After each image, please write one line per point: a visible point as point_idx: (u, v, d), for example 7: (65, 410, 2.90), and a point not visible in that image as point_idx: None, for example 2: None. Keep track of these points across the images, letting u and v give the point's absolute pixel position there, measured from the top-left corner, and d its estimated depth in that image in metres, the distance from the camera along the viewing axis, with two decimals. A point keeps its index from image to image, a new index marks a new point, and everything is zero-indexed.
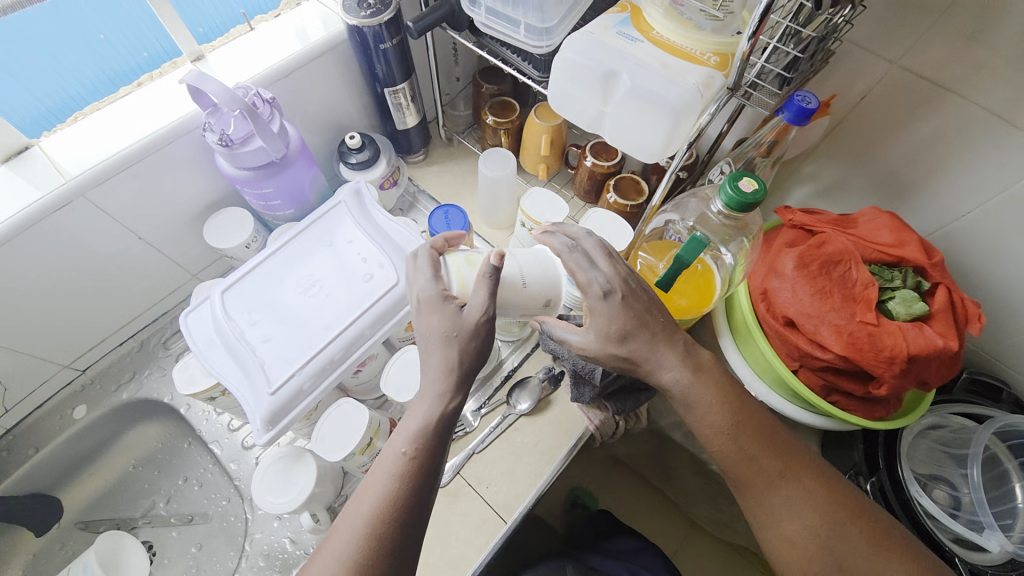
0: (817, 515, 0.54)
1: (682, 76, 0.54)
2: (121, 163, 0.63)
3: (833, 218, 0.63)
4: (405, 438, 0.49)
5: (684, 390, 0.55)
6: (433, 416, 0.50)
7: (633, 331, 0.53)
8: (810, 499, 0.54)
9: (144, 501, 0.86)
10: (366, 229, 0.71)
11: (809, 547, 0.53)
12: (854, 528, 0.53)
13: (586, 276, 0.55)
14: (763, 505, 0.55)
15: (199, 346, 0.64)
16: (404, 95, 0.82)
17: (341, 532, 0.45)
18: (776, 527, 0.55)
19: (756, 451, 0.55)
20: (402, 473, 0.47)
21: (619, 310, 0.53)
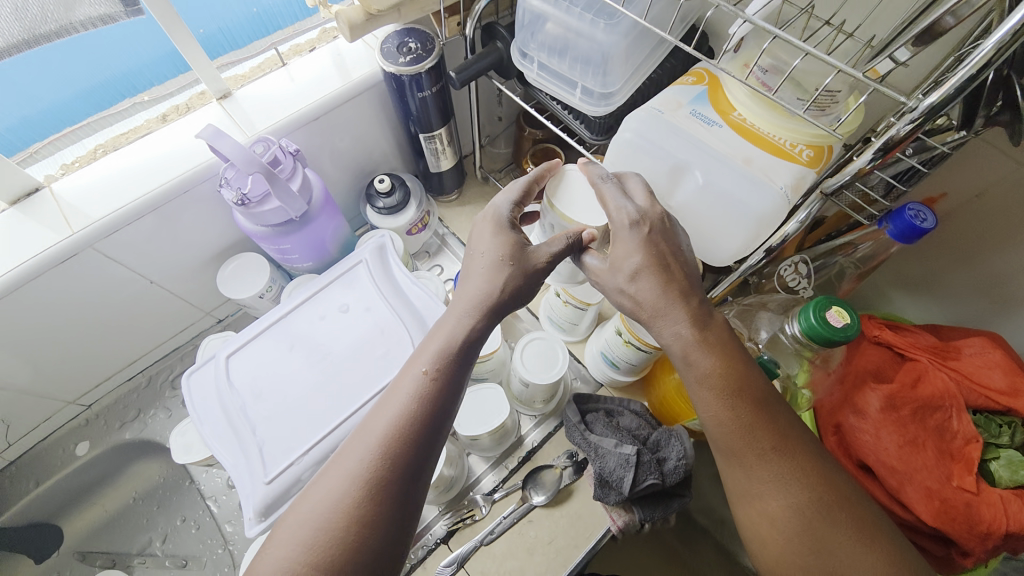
0: (805, 495, 0.43)
1: (768, 177, 0.45)
2: (131, 214, 0.59)
3: (930, 343, 0.53)
4: (427, 359, 0.48)
5: (683, 347, 0.45)
6: (456, 339, 0.49)
7: (656, 279, 0.45)
8: (800, 476, 0.43)
9: (140, 538, 0.83)
10: (386, 292, 0.65)
11: (794, 529, 0.42)
12: (842, 517, 0.42)
13: (616, 206, 0.48)
14: (753, 473, 0.44)
15: (198, 411, 0.59)
16: (441, 140, 0.76)
17: (353, 452, 0.44)
18: (755, 501, 0.44)
19: (752, 418, 0.44)
20: (419, 397, 0.46)
21: (639, 244, 0.46)
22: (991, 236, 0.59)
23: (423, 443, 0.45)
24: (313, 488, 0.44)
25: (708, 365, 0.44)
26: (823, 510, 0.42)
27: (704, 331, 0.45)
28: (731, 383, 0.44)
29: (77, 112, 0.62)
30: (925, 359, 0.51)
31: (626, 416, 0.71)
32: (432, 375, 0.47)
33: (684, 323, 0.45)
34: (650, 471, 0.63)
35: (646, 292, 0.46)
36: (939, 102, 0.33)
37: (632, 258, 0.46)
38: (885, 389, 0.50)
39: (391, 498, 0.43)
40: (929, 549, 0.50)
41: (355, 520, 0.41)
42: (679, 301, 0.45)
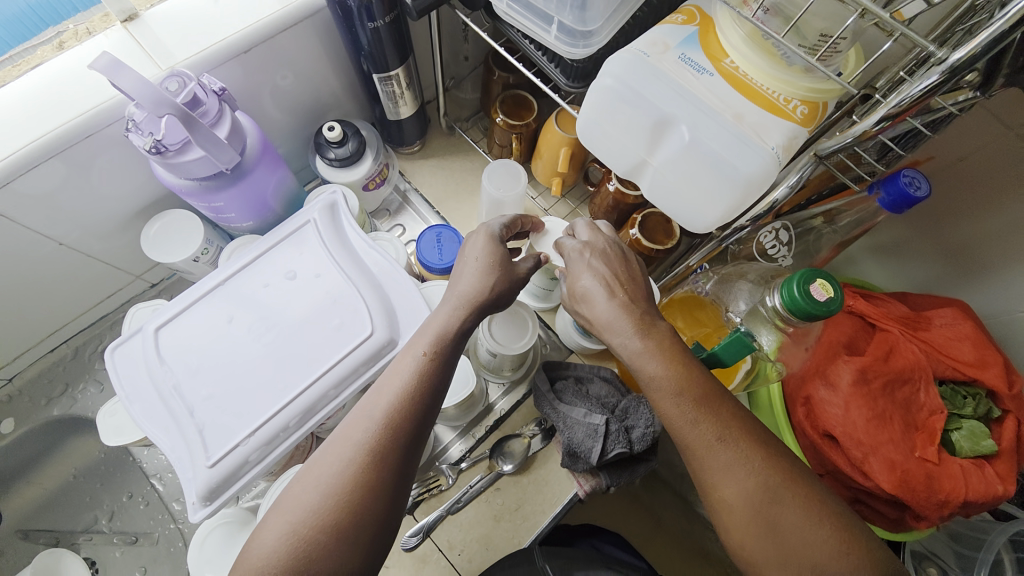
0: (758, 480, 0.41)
1: (760, 136, 0.40)
2: (19, 166, 0.49)
3: (902, 313, 0.53)
4: (427, 340, 0.47)
5: (630, 355, 0.45)
6: (453, 325, 0.48)
7: (603, 295, 0.48)
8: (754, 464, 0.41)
9: (86, 516, 0.78)
10: (336, 256, 0.58)
11: (751, 519, 0.40)
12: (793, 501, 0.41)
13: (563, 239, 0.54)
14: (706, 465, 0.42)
15: (125, 391, 0.53)
16: (399, 82, 0.67)
17: (356, 424, 0.43)
18: (707, 487, 0.42)
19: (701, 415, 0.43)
20: (420, 375, 0.45)
21: (585, 268, 0.50)
22: (968, 202, 0.58)
23: (421, 418, 0.44)
24: (318, 458, 0.43)
25: (653, 369, 0.44)
26: (775, 498, 0.41)
27: (649, 337, 0.45)
28: (682, 382, 0.43)
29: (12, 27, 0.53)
30: (896, 331, 0.51)
31: (596, 384, 0.69)
32: (431, 353, 0.46)
33: (630, 332, 0.45)
34: (618, 441, 0.62)
35: (596, 310, 0.48)
36: (966, 59, 0.32)
37: (583, 280, 0.49)
38: (857, 361, 0.48)
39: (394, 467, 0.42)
40: (882, 510, 0.52)
41: (360, 486, 0.40)
42: (625, 310, 0.46)
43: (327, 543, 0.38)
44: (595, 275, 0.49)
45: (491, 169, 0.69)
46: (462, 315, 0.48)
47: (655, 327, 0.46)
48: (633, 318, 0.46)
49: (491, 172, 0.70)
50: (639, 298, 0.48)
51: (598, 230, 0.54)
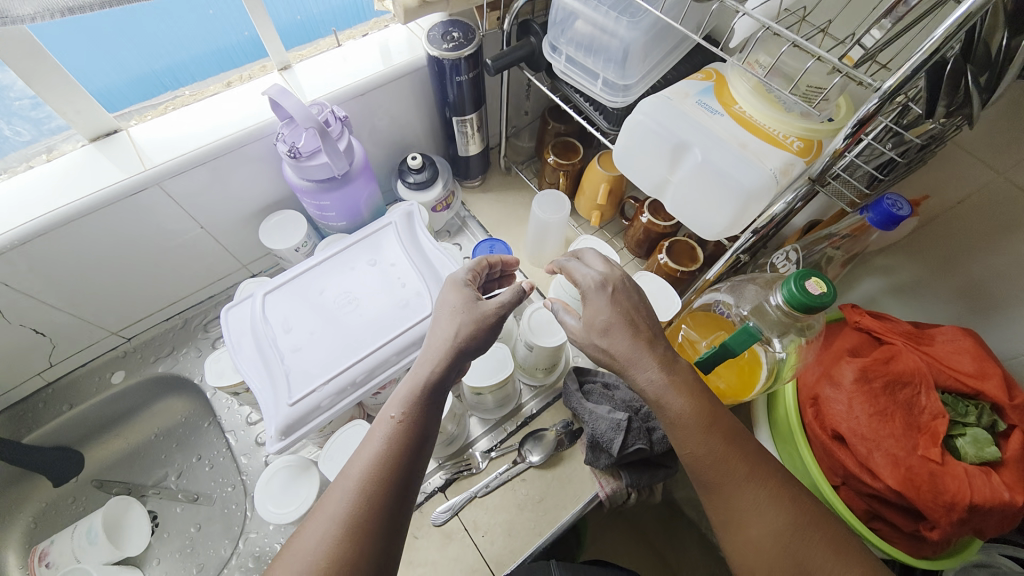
0: (782, 517, 0.47)
1: (760, 159, 0.50)
2: (196, 159, 0.66)
3: (906, 329, 0.58)
4: (395, 404, 0.50)
5: (656, 391, 0.50)
6: (419, 384, 0.51)
7: (627, 332, 0.52)
8: (777, 502, 0.48)
9: (157, 472, 0.88)
10: (410, 252, 0.71)
11: (774, 554, 0.46)
12: (814, 536, 0.47)
13: (581, 273, 0.58)
14: (735, 504, 0.48)
15: (232, 340, 0.66)
16: (472, 124, 0.83)
17: (333, 495, 0.44)
18: (738, 529, 0.48)
19: (727, 454, 0.49)
20: (393, 436, 0.47)
21: (608, 302, 0.54)
22: (971, 242, 0.64)
23: (397, 489, 0.45)
24: (297, 533, 0.43)
25: (680, 407, 0.49)
26: (798, 534, 0.47)
27: (672, 374, 0.51)
28: (709, 421, 0.49)
29: (187, 70, 0.72)
30: (901, 343, 0.56)
31: (622, 390, 0.75)
32: (399, 424, 0.48)
33: (655, 370, 0.50)
34: (639, 438, 0.67)
35: (619, 344, 0.52)
36: (895, 84, 0.40)
37: (603, 314, 0.54)
38: (859, 362, 0.54)
39: (371, 538, 0.42)
40: (898, 522, 0.53)
41: (333, 562, 0.40)
42: (647, 349, 0.51)
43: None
44: (616, 311, 0.54)
45: (541, 197, 0.82)
46: (429, 373, 0.52)
47: (677, 366, 0.51)
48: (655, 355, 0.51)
49: (541, 200, 0.82)
50: (655, 334, 0.53)
51: (612, 265, 0.58)
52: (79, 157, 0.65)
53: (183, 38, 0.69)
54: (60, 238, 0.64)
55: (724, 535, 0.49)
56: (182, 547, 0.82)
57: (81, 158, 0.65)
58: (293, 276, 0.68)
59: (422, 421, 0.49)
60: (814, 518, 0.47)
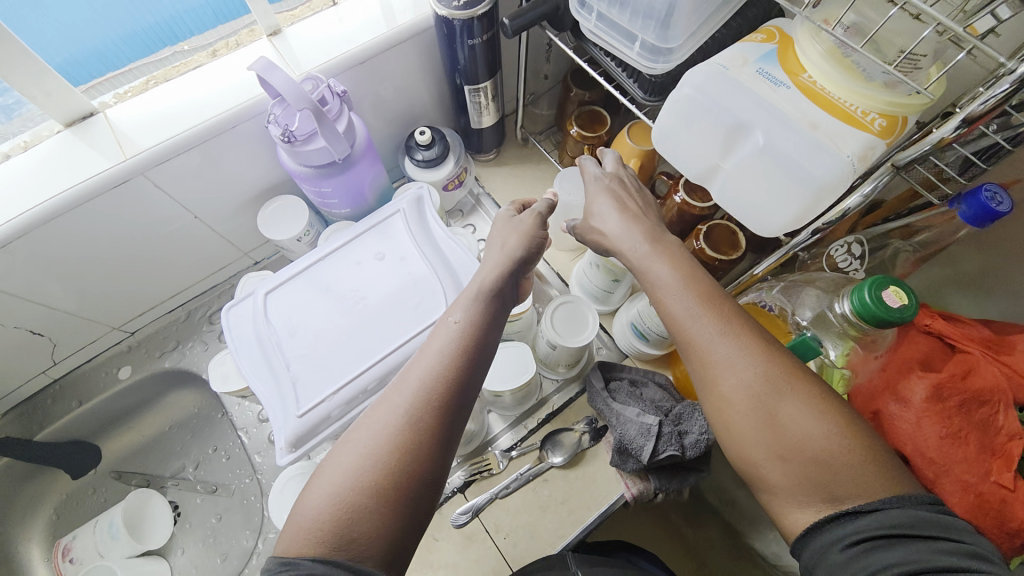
0: (759, 371, 0.44)
1: (836, 143, 0.42)
2: (183, 143, 0.59)
3: (984, 336, 0.51)
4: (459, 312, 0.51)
5: (638, 256, 0.52)
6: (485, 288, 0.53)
7: (615, 214, 0.56)
8: (755, 355, 0.44)
9: (174, 463, 0.87)
10: (420, 244, 0.65)
11: (747, 409, 0.43)
12: (792, 390, 0.43)
13: (592, 170, 0.61)
14: (708, 359, 0.45)
15: (236, 344, 0.62)
16: (486, 94, 0.75)
17: (398, 390, 0.46)
18: (711, 383, 0.45)
19: (703, 310, 0.46)
20: (460, 341, 0.49)
21: (604, 188, 0.59)
22: None
23: (462, 392, 0.46)
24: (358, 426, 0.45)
25: (659, 270, 0.50)
26: (774, 390, 0.43)
27: (657, 245, 0.52)
28: (687, 281, 0.48)
29: (158, 39, 0.63)
30: (978, 353, 0.49)
31: (650, 388, 0.70)
32: (462, 327, 0.49)
33: (639, 240, 0.52)
34: (670, 443, 0.63)
35: (608, 223, 0.56)
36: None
37: (599, 202, 0.58)
38: (932, 378, 0.47)
39: (433, 436, 0.44)
40: None
41: (400, 450, 0.42)
42: (634, 223, 0.54)
43: (369, 503, 0.40)
44: (608, 198, 0.58)
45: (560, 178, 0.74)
46: (500, 274, 0.54)
47: (663, 238, 0.53)
48: (641, 228, 0.53)
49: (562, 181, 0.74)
50: (645, 216, 0.56)
51: (620, 166, 0.62)
52: (53, 146, 0.59)
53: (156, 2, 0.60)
54: (42, 236, 0.58)
55: (701, 396, 0.46)
56: (205, 537, 0.82)
57: (55, 146, 0.59)
58: (310, 264, 0.64)
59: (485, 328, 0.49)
60: (788, 369, 0.43)
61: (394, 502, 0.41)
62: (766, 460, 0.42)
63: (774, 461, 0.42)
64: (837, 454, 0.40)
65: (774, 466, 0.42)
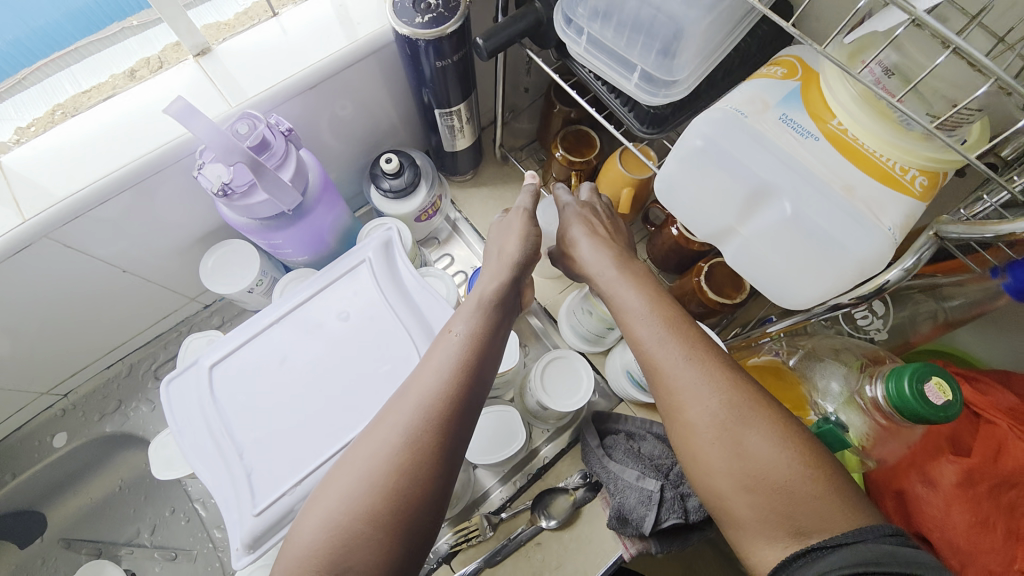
0: (723, 394, 0.39)
1: (876, 214, 0.36)
2: (89, 201, 0.49)
3: (1011, 404, 0.46)
4: (458, 321, 0.48)
5: (608, 283, 0.49)
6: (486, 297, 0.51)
7: (587, 239, 0.53)
8: (720, 378, 0.39)
9: (127, 528, 0.78)
10: (390, 298, 0.57)
11: (711, 436, 0.38)
12: (760, 416, 0.38)
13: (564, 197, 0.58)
14: (668, 381, 0.41)
15: (178, 425, 0.53)
16: (459, 116, 0.66)
17: (397, 407, 0.42)
18: (674, 407, 0.40)
19: (669, 330, 0.43)
20: (463, 352, 0.45)
21: (575, 214, 0.55)
22: None
23: (466, 406, 0.43)
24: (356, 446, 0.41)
25: (627, 295, 0.47)
26: (740, 416, 0.38)
27: (626, 273, 0.50)
28: (656, 303, 0.45)
29: (61, 35, 0.53)
30: (1006, 426, 0.44)
31: (648, 441, 0.65)
32: (465, 338, 0.46)
33: (608, 267, 0.50)
34: (673, 510, 0.57)
35: (581, 248, 0.53)
36: None
37: (571, 227, 0.55)
38: (964, 462, 0.43)
39: (435, 457, 0.40)
40: None
41: (399, 473, 0.38)
42: (604, 247, 0.52)
43: (366, 530, 0.37)
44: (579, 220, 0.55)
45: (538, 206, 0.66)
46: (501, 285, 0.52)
47: (632, 265, 0.50)
48: (611, 253, 0.51)
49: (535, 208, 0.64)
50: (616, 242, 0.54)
51: (596, 196, 0.59)
52: None
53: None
54: None
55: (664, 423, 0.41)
56: None
57: None
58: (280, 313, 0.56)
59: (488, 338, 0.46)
60: (755, 394, 0.38)
61: (397, 529, 0.37)
62: (731, 492, 0.37)
63: (739, 494, 0.36)
64: (810, 488, 0.35)
65: (740, 499, 0.36)
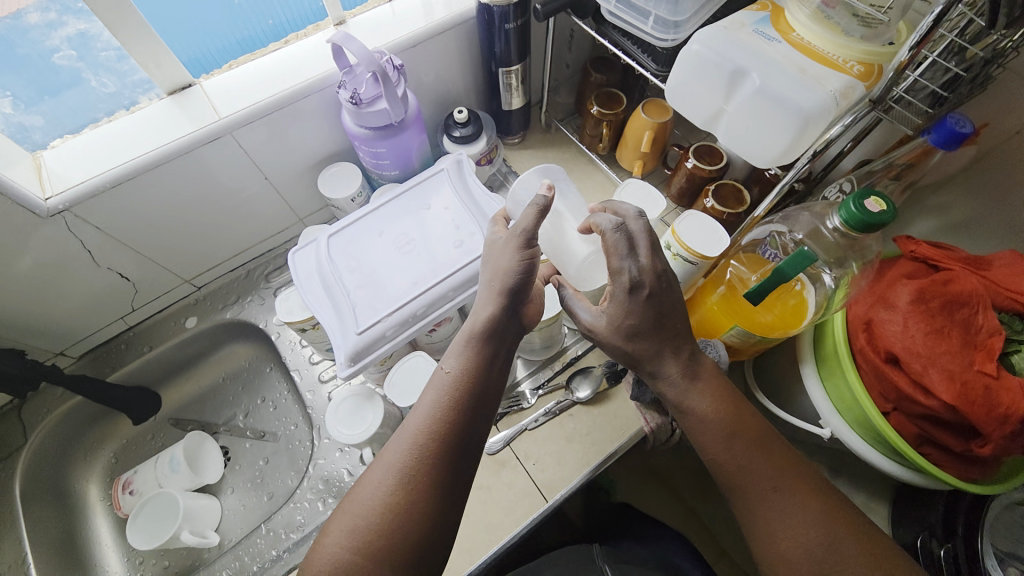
0: (818, 527, 0.49)
1: (820, 82, 0.50)
2: (262, 110, 0.70)
3: (965, 256, 0.58)
4: (448, 359, 0.53)
5: (679, 396, 0.57)
6: (477, 326, 0.54)
7: (653, 340, 0.55)
8: (811, 512, 0.50)
9: (225, 412, 0.94)
10: (462, 197, 0.74)
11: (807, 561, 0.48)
12: (852, 548, 0.48)
13: (618, 262, 0.52)
14: (763, 515, 0.51)
15: (299, 278, 0.70)
16: (516, 76, 0.85)
17: (392, 446, 0.50)
18: (769, 537, 0.51)
19: (755, 462, 0.53)
20: (448, 393, 0.51)
21: (640, 306, 0.53)
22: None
23: (452, 447, 0.50)
24: (359, 484, 0.50)
25: (705, 408, 0.55)
26: (834, 545, 0.48)
27: (695, 380, 0.57)
28: (732, 421, 0.55)
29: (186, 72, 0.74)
30: (959, 268, 0.56)
31: None
32: (456, 375, 0.52)
33: (677, 375, 0.56)
34: None
35: (639, 347, 0.56)
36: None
37: (622, 321, 0.55)
38: (918, 286, 0.56)
39: (427, 491, 0.48)
40: (948, 442, 0.56)
41: (390, 510, 0.47)
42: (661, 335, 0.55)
43: (361, 562, 0.45)
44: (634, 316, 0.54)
45: (531, 172, 0.66)
46: (491, 312, 0.54)
47: (701, 372, 0.57)
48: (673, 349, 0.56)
49: (534, 175, 0.67)
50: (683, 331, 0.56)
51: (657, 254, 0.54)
52: (158, 109, 0.70)
53: (220, 22, 0.71)
54: (142, 182, 0.69)
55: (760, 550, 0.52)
56: (252, 478, 0.88)
57: (160, 109, 0.70)
58: (366, 212, 0.73)
59: (478, 376, 0.52)
60: (845, 523, 0.49)
61: (396, 564, 0.45)
62: None
63: None
64: None
65: None
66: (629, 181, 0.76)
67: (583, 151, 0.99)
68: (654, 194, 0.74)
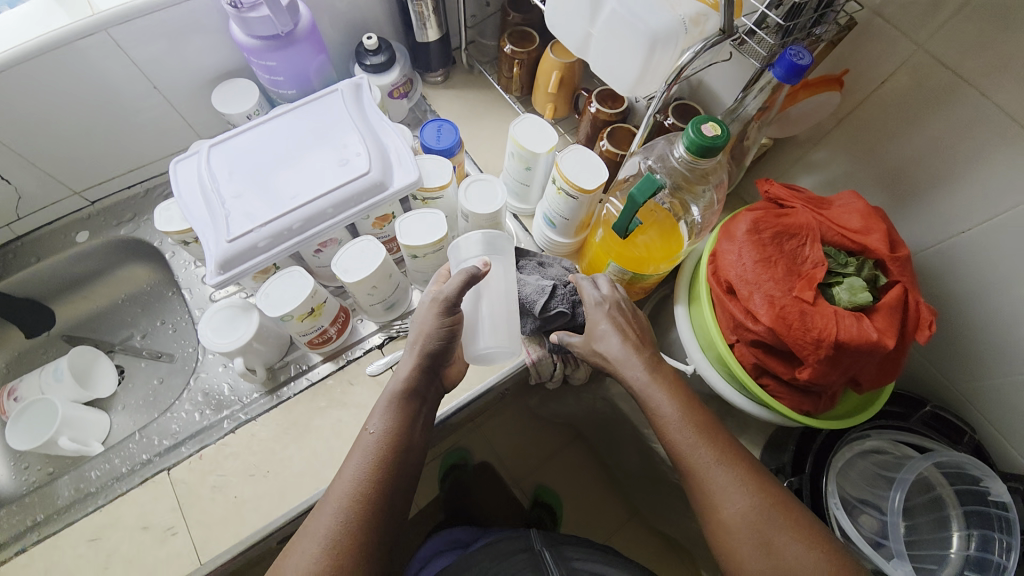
0: (750, 500, 0.53)
1: (671, 5, 0.51)
2: (143, 9, 0.67)
3: (809, 198, 0.63)
4: (370, 419, 0.58)
5: (641, 385, 0.60)
6: (395, 389, 0.59)
7: (617, 337, 0.62)
8: (744, 485, 0.54)
9: (123, 332, 0.94)
10: (356, 119, 0.73)
11: (742, 531, 0.52)
12: (777, 515, 0.52)
13: (589, 290, 0.66)
14: (704, 487, 0.55)
15: (177, 189, 0.69)
16: (427, 5, 0.84)
17: (319, 515, 0.52)
18: (711, 510, 0.55)
19: (700, 440, 0.56)
20: (372, 454, 0.55)
21: (604, 312, 0.64)
22: (889, 128, 0.65)
23: (380, 502, 0.53)
24: (286, 554, 0.51)
25: (662, 398, 0.59)
26: (766, 517, 0.52)
27: (655, 372, 0.60)
28: (683, 407, 0.58)
29: None
30: (799, 207, 0.60)
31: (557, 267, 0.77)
32: (380, 436, 0.56)
33: (641, 368, 0.60)
34: (562, 302, 0.71)
35: (610, 349, 0.62)
36: None
37: (602, 326, 0.64)
38: (754, 217, 0.59)
39: (358, 551, 0.50)
40: (779, 370, 0.60)
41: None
42: (633, 348, 0.62)
43: None
44: (611, 323, 0.63)
45: (475, 238, 0.66)
46: (410, 372, 0.60)
47: (660, 365, 0.62)
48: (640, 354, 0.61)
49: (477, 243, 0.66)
50: (644, 343, 0.63)
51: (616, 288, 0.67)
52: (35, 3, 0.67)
53: None
54: (12, 78, 0.66)
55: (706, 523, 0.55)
56: (145, 396, 0.88)
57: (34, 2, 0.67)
58: (252, 127, 0.72)
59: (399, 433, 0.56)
60: (776, 501, 0.53)
61: None
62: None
63: None
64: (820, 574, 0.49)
65: None
66: (523, 115, 0.76)
67: (502, 95, 0.99)
68: (548, 130, 0.75)
